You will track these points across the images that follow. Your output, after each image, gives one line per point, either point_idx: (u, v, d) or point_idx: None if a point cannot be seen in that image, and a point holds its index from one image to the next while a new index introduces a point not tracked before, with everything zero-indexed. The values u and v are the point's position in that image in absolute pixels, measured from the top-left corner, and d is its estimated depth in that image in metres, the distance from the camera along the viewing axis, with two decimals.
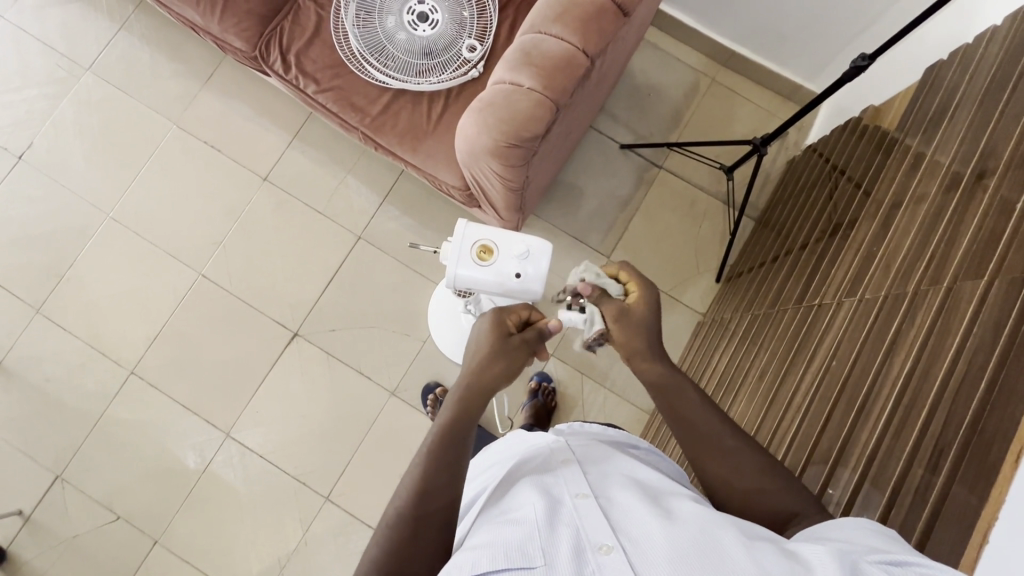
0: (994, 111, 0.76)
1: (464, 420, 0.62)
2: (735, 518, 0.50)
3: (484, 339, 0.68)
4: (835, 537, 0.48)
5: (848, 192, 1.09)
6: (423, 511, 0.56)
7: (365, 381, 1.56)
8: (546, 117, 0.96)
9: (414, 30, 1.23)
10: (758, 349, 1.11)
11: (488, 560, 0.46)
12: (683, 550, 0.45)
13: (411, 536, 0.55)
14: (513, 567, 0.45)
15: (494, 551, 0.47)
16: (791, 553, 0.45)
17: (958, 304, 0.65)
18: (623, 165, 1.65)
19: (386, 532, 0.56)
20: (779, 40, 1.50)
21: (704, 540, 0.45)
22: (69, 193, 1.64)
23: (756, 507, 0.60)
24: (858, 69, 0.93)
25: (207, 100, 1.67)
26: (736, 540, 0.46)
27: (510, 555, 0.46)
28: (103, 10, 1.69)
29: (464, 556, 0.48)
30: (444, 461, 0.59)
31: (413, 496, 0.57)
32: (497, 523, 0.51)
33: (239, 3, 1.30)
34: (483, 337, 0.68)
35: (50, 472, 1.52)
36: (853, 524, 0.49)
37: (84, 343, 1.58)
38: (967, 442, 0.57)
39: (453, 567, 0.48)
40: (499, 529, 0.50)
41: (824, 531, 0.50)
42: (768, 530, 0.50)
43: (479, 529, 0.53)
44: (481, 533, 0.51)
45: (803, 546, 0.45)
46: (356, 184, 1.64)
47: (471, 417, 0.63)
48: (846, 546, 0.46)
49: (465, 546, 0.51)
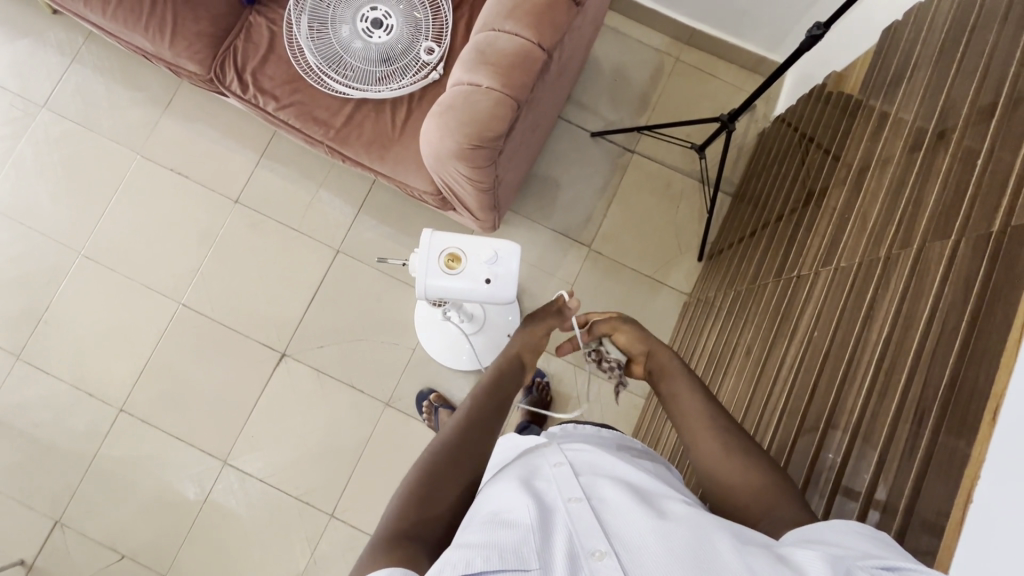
0: (951, 67, 0.76)
1: (496, 378, 0.76)
2: (728, 522, 0.50)
3: (530, 331, 0.85)
4: (828, 540, 0.48)
5: (818, 158, 1.09)
6: (448, 467, 0.61)
7: (358, 395, 1.55)
8: (508, 116, 0.95)
9: (370, 37, 1.20)
10: (744, 322, 1.12)
11: (482, 560, 0.45)
12: (680, 558, 0.44)
13: (423, 507, 0.56)
14: (510, 569, 0.44)
15: (488, 551, 0.45)
16: (783, 558, 0.45)
17: (929, 264, 0.65)
18: (595, 153, 1.64)
19: (407, 491, 0.58)
20: (738, 14, 1.49)
21: (700, 548, 0.45)
22: (37, 235, 1.61)
23: (743, 484, 0.62)
24: (814, 38, 0.93)
25: (169, 127, 1.64)
26: (728, 545, 0.46)
27: (505, 557, 0.45)
28: (53, 44, 1.66)
29: (457, 553, 0.46)
30: (484, 405, 0.70)
31: (457, 432, 0.65)
32: (489, 522, 0.50)
33: (188, 25, 1.27)
34: (526, 330, 0.86)
35: (49, 518, 1.50)
36: (848, 528, 0.49)
37: (69, 385, 1.56)
38: (946, 402, 0.57)
39: (444, 564, 0.46)
40: (492, 529, 0.48)
41: (817, 531, 0.50)
42: (760, 535, 0.50)
43: (469, 525, 0.51)
44: (472, 531, 0.49)
45: (797, 550, 0.45)
46: (329, 197, 1.62)
47: (511, 374, 0.79)
48: (839, 550, 0.46)
49: (455, 541, 0.49)
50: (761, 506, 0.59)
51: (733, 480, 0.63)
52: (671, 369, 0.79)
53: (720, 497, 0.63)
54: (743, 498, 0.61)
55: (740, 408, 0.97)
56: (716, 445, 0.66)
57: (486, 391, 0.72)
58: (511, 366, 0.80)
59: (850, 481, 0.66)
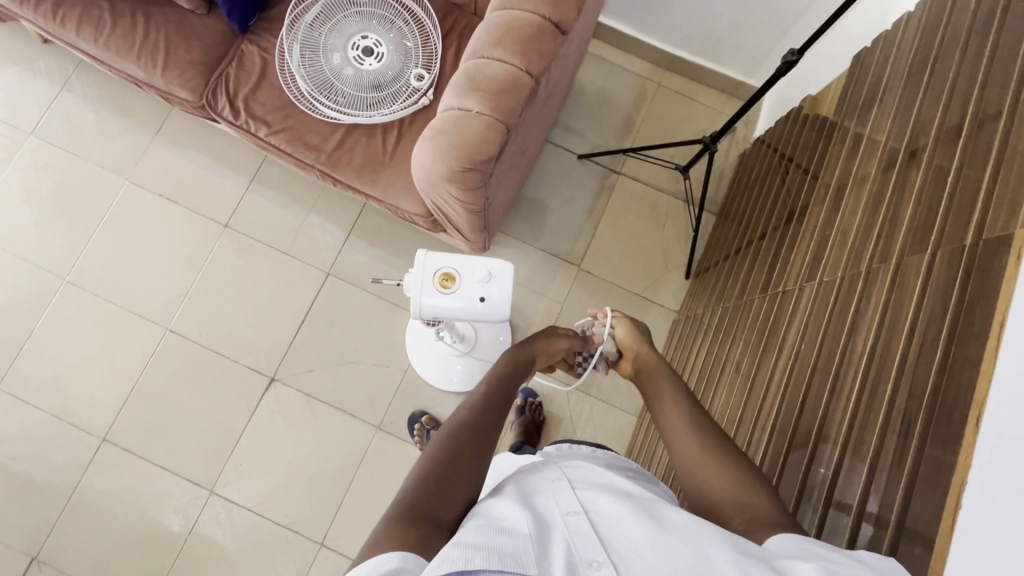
0: (919, 89, 0.80)
1: (511, 371, 0.76)
2: (726, 532, 0.51)
3: (556, 342, 0.87)
4: (821, 556, 0.48)
5: (798, 177, 1.13)
6: (464, 448, 0.60)
7: (349, 419, 1.53)
8: (498, 139, 0.98)
9: (361, 65, 1.23)
10: (733, 339, 1.13)
11: (481, 561, 0.44)
12: (678, 569, 0.45)
13: (439, 486, 0.55)
14: (509, 572, 0.43)
15: (486, 553, 0.45)
16: (780, 571, 0.45)
17: (908, 277, 0.68)
18: (582, 174, 1.68)
19: (423, 469, 0.57)
20: (716, 41, 1.55)
21: (696, 559, 0.45)
22: (21, 262, 1.58)
23: (723, 484, 0.61)
24: (790, 64, 0.96)
25: (159, 152, 1.65)
26: (725, 554, 0.46)
27: (505, 560, 0.44)
28: (42, 73, 1.66)
29: (456, 550, 0.45)
30: (498, 393, 0.70)
31: (472, 416, 0.65)
32: (487, 527, 0.49)
33: (181, 54, 1.29)
34: (551, 340, 0.87)
35: (25, 555, 1.44)
36: (837, 550, 0.50)
37: (49, 415, 1.51)
38: (931, 413, 0.58)
39: (443, 560, 0.44)
40: (489, 534, 0.48)
41: (808, 545, 0.50)
42: (753, 545, 0.50)
43: (466, 527, 0.51)
44: (470, 531, 0.49)
45: (794, 563, 0.46)
46: (319, 221, 1.63)
47: (522, 365, 0.80)
48: (837, 567, 0.46)
49: (453, 539, 0.48)
50: (735, 519, 0.58)
51: (712, 482, 0.61)
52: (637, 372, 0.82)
53: (700, 499, 0.63)
54: (723, 505, 0.60)
55: (732, 426, 0.98)
56: (688, 452, 0.65)
57: (501, 380, 0.73)
58: (526, 361, 0.81)
59: (842, 494, 0.66)
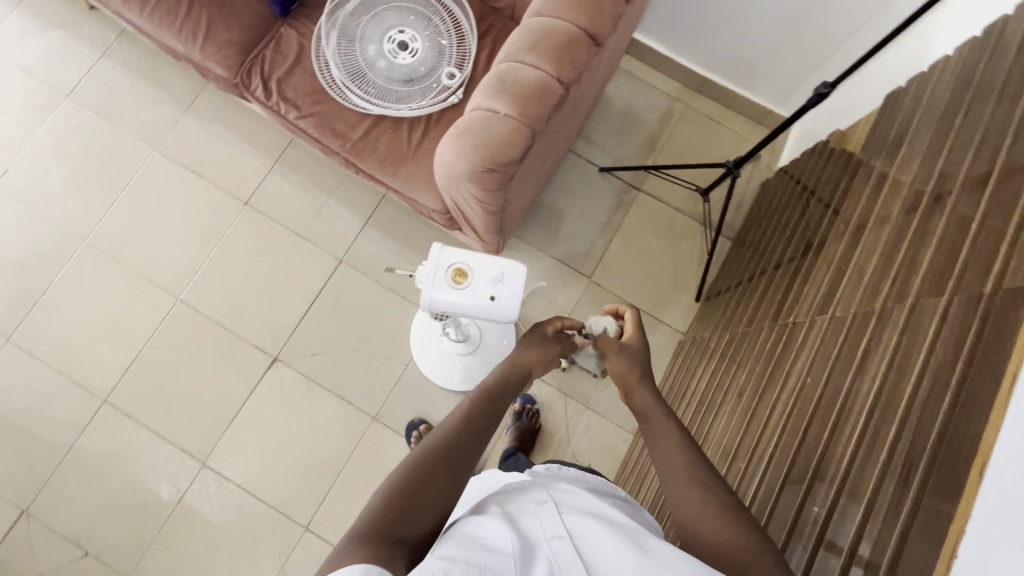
0: (949, 134, 0.80)
1: (504, 384, 0.75)
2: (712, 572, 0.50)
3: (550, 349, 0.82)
4: None
5: (818, 211, 1.13)
6: (437, 467, 0.60)
7: (346, 407, 1.54)
8: (522, 143, 0.98)
9: (394, 58, 1.26)
10: (737, 366, 1.12)
11: None
12: None
13: (406, 505, 0.56)
14: None
15: (465, 568, 0.45)
16: None
17: (922, 321, 0.67)
18: (601, 188, 1.68)
19: (393, 486, 0.57)
20: (748, 68, 1.55)
21: None
22: (45, 219, 1.61)
23: (711, 514, 0.60)
24: (821, 96, 0.96)
25: (189, 125, 1.68)
26: None
27: None
28: (85, 38, 1.70)
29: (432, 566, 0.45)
30: (486, 408, 0.69)
31: (454, 433, 0.64)
32: (468, 545, 0.49)
33: (220, 32, 1.31)
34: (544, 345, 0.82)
35: (15, 507, 1.46)
36: None
37: (54, 372, 1.54)
38: (934, 456, 0.57)
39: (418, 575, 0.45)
40: (471, 552, 0.48)
41: None
42: None
43: (445, 543, 0.51)
44: (451, 547, 0.49)
45: None
46: (338, 207, 1.64)
47: (516, 379, 0.78)
48: None
49: (432, 554, 0.48)
50: (718, 552, 0.57)
51: (699, 511, 0.60)
52: (632, 381, 0.80)
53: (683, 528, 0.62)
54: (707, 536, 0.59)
55: (729, 453, 0.97)
56: (678, 474, 0.65)
57: (492, 394, 0.72)
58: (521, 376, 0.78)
59: (833, 534, 0.65)
